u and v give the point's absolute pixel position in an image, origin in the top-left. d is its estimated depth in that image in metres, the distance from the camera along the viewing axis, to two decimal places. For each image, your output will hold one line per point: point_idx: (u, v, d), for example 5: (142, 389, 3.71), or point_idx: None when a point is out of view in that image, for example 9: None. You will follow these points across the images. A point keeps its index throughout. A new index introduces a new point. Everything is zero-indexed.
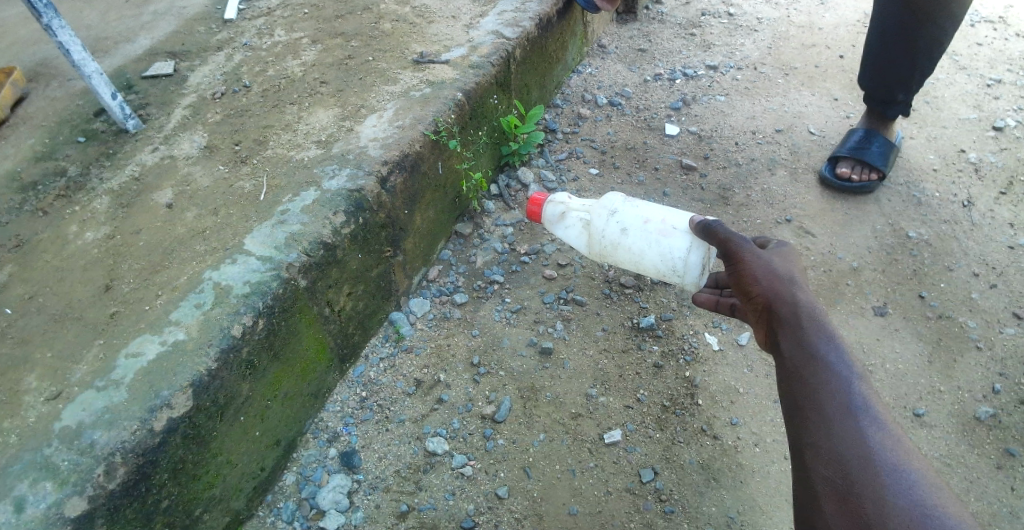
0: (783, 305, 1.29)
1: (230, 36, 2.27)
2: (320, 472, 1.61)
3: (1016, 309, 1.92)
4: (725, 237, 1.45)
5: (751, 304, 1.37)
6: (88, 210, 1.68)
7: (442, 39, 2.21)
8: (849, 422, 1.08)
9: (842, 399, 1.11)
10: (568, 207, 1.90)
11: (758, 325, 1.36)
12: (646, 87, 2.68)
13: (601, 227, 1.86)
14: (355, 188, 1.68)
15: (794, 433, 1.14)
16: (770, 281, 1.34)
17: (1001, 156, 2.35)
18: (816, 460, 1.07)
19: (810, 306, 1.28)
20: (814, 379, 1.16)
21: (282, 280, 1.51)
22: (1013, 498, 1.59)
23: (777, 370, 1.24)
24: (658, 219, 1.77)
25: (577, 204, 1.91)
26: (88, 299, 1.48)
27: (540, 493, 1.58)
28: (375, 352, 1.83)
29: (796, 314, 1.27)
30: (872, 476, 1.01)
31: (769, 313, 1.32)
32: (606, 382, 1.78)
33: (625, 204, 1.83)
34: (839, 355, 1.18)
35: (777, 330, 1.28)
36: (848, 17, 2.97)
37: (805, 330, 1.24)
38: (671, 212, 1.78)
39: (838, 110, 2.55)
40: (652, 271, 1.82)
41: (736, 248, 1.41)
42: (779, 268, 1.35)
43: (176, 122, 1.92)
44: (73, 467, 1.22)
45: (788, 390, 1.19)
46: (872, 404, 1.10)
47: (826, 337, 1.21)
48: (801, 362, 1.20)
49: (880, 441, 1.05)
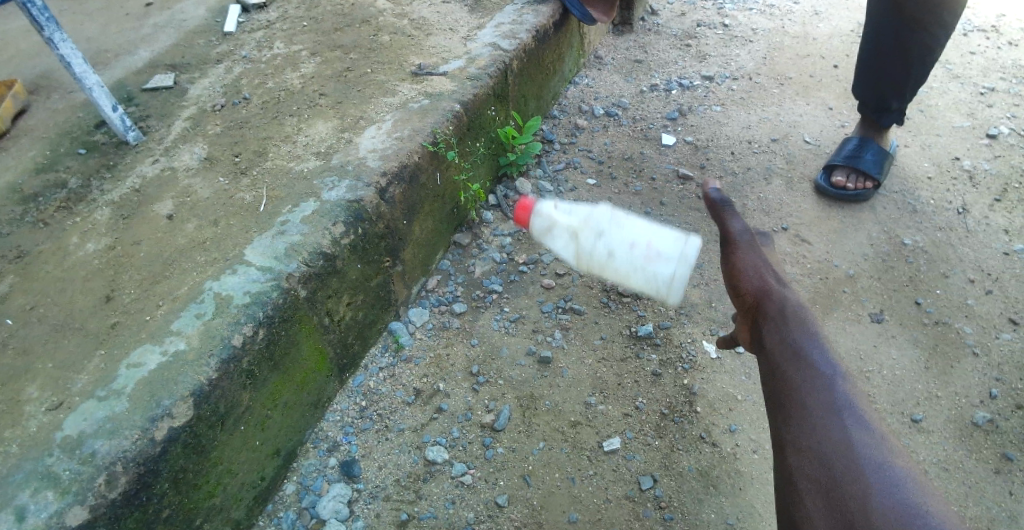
0: (771, 303, 1.31)
1: (230, 49, 2.29)
2: (320, 481, 1.61)
3: (1012, 315, 1.94)
4: (720, 221, 1.42)
5: (737, 301, 1.38)
6: (88, 221, 1.69)
7: (440, 51, 2.24)
8: (833, 420, 1.10)
9: (826, 398, 1.12)
10: (555, 221, 1.68)
11: (744, 324, 1.38)
12: (642, 98, 2.71)
13: (588, 247, 1.69)
14: (353, 199, 1.69)
15: (778, 431, 1.15)
16: (759, 278, 1.35)
17: (995, 164, 2.37)
18: (799, 457, 1.08)
19: (796, 306, 1.30)
20: (799, 377, 1.17)
21: (281, 290, 1.52)
22: (1011, 503, 1.60)
23: (762, 369, 1.26)
24: (645, 243, 1.65)
25: (564, 215, 1.69)
26: (89, 309, 1.49)
27: (539, 502, 1.58)
28: (375, 361, 1.84)
29: (782, 313, 1.29)
30: (856, 474, 1.02)
31: (756, 310, 1.33)
32: (605, 390, 1.78)
33: (613, 224, 1.66)
34: (824, 354, 1.19)
35: (763, 327, 1.30)
36: (842, 27, 3.01)
37: (791, 328, 1.26)
38: (657, 233, 1.66)
39: (833, 119, 2.57)
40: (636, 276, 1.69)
41: (729, 236, 1.40)
42: (768, 266, 1.36)
43: (176, 135, 1.93)
44: (74, 476, 1.22)
45: (773, 388, 1.21)
46: (857, 403, 1.11)
47: (811, 336, 1.23)
48: (786, 360, 1.21)
49: (864, 439, 1.06)
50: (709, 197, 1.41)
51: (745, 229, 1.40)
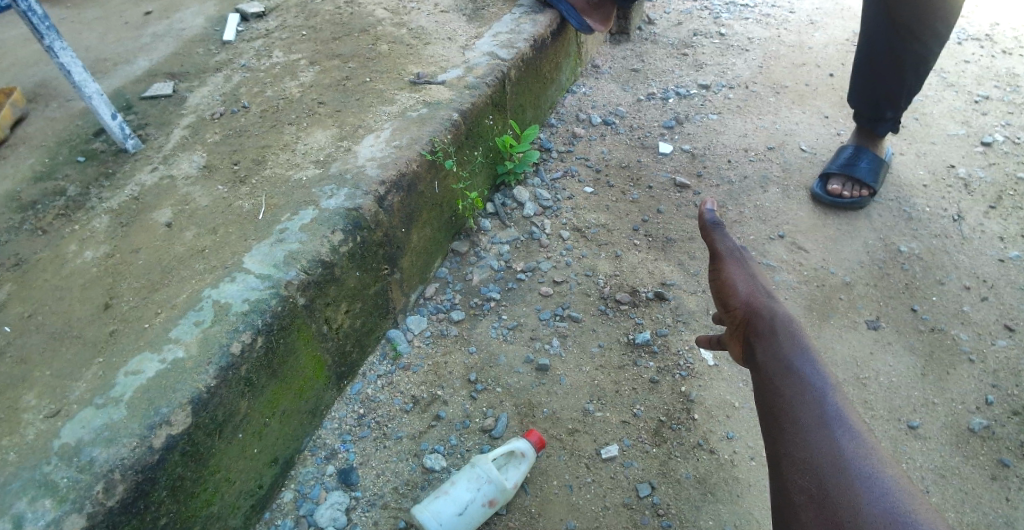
0: (761, 315, 1.33)
1: (228, 57, 2.30)
2: (318, 489, 1.61)
3: (1007, 322, 1.95)
4: (709, 243, 1.51)
5: (728, 317, 1.42)
6: (87, 229, 1.70)
7: (438, 60, 2.25)
8: (824, 431, 1.10)
9: (816, 409, 1.13)
10: (523, 467, 1.60)
11: (733, 336, 1.40)
12: (638, 107, 2.73)
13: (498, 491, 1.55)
14: (352, 207, 1.70)
15: (771, 443, 1.14)
16: (749, 292, 1.40)
17: (989, 171, 2.38)
18: (791, 469, 1.08)
19: (787, 320, 1.32)
20: (789, 390, 1.18)
21: (280, 297, 1.52)
22: (1008, 509, 1.60)
23: (752, 380, 1.26)
24: (472, 500, 1.53)
25: (517, 475, 1.59)
26: (88, 317, 1.49)
27: (537, 510, 1.59)
28: (373, 369, 1.84)
29: (773, 327, 1.30)
30: (847, 483, 1.02)
31: (747, 326, 1.35)
32: (602, 398, 1.79)
33: (483, 490, 1.54)
34: (814, 367, 1.21)
35: (753, 339, 1.31)
36: (837, 36, 3.03)
37: (781, 340, 1.27)
38: (460, 503, 1.52)
39: (829, 128, 2.59)
40: (506, 462, 1.62)
41: (717, 253, 1.49)
42: (757, 282, 1.42)
43: (175, 143, 1.94)
44: (72, 484, 1.23)
45: (763, 400, 1.21)
46: (846, 413, 1.12)
47: (801, 349, 1.24)
48: (776, 373, 1.22)
49: (854, 450, 1.07)
50: (703, 216, 1.53)
51: (735, 248, 1.48)
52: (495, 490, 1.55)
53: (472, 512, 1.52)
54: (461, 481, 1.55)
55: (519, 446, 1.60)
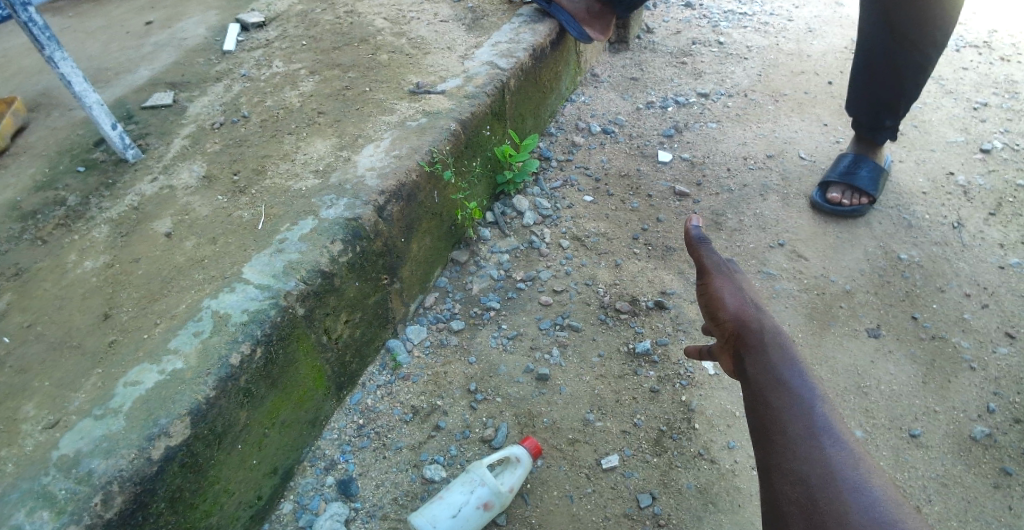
0: (749, 328, 1.33)
1: (229, 67, 2.31)
2: (317, 500, 1.60)
3: (1008, 329, 1.94)
4: (697, 257, 1.50)
5: (718, 331, 1.41)
6: (87, 239, 1.70)
7: (438, 70, 2.26)
8: (813, 442, 1.10)
9: (805, 421, 1.13)
10: (519, 471, 1.60)
11: (722, 349, 1.40)
12: (638, 115, 2.73)
13: (492, 496, 1.55)
14: (352, 216, 1.70)
15: (762, 454, 1.14)
16: (737, 305, 1.39)
17: (989, 178, 2.38)
18: (783, 481, 1.07)
19: (776, 332, 1.31)
20: (778, 401, 1.17)
21: (279, 308, 1.52)
22: (1011, 517, 1.59)
23: (744, 394, 1.25)
24: (464, 502, 1.53)
25: (513, 481, 1.59)
26: (87, 328, 1.49)
27: (538, 520, 1.58)
28: (373, 379, 1.83)
29: (762, 341, 1.30)
30: (835, 493, 1.02)
31: (737, 340, 1.34)
32: (603, 408, 1.78)
33: (477, 492, 1.54)
34: (802, 378, 1.20)
35: (743, 352, 1.31)
36: (836, 44, 3.04)
37: (770, 353, 1.27)
38: (452, 505, 1.52)
39: (828, 136, 2.59)
40: (503, 468, 1.63)
41: (705, 268, 1.48)
42: (745, 295, 1.41)
43: (175, 153, 1.94)
44: (71, 496, 1.22)
45: (754, 413, 1.20)
46: (834, 424, 1.12)
47: (790, 362, 1.24)
48: (767, 385, 1.21)
49: (844, 460, 1.06)
50: (689, 232, 1.52)
51: (723, 263, 1.48)
52: (490, 492, 1.55)
53: (466, 515, 1.52)
54: (457, 486, 1.56)
55: (514, 451, 1.61)
